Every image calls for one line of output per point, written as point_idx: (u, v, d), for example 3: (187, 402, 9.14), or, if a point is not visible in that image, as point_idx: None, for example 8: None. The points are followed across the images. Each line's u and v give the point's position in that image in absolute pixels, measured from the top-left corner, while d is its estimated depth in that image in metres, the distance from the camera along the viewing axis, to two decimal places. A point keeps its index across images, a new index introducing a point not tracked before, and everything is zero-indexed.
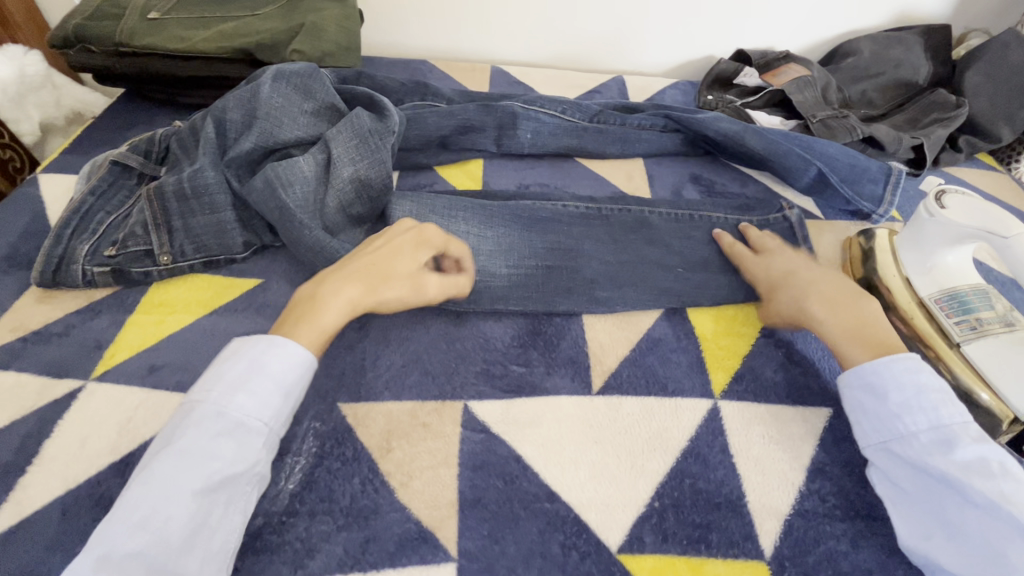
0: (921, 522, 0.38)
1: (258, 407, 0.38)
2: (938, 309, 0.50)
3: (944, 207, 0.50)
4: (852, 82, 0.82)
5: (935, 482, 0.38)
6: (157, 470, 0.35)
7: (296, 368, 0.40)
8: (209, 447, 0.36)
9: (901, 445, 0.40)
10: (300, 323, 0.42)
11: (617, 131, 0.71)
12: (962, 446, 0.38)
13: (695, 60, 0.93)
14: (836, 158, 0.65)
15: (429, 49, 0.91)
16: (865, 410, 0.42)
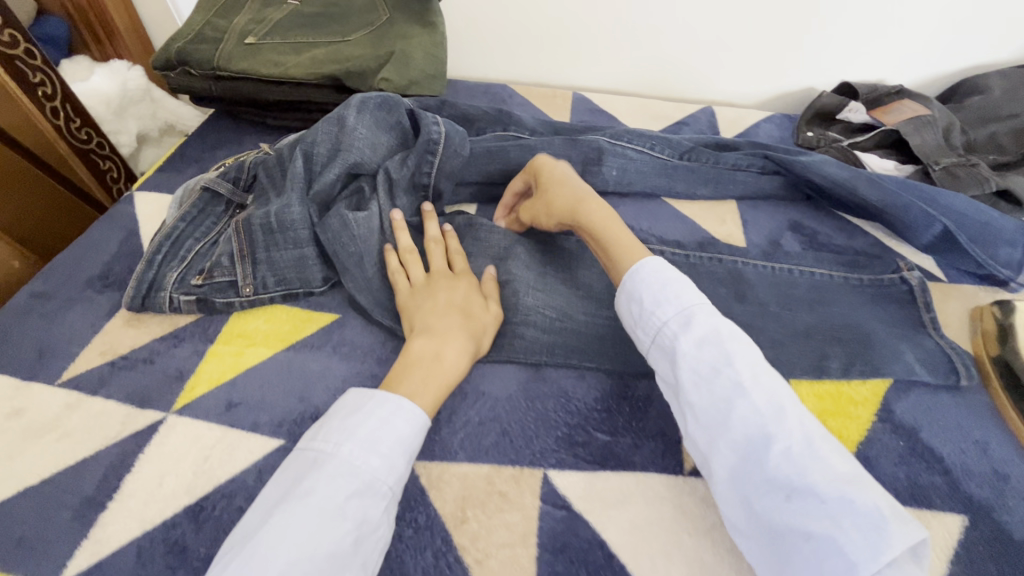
0: (705, 411, 0.38)
1: (387, 468, 0.38)
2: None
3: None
4: (978, 124, 0.74)
5: (707, 360, 0.40)
6: (285, 522, 0.34)
7: (416, 426, 0.40)
8: (338, 504, 0.35)
9: (662, 336, 0.42)
10: (426, 382, 0.42)
11: (710, 171, 0.66)
12: (706, 323, 0.41)
13: (792, 92, 0.87)
14: (964, 214, 0.58)
15: (510, 74, 0.89)
16: (633, 314, 0.45)
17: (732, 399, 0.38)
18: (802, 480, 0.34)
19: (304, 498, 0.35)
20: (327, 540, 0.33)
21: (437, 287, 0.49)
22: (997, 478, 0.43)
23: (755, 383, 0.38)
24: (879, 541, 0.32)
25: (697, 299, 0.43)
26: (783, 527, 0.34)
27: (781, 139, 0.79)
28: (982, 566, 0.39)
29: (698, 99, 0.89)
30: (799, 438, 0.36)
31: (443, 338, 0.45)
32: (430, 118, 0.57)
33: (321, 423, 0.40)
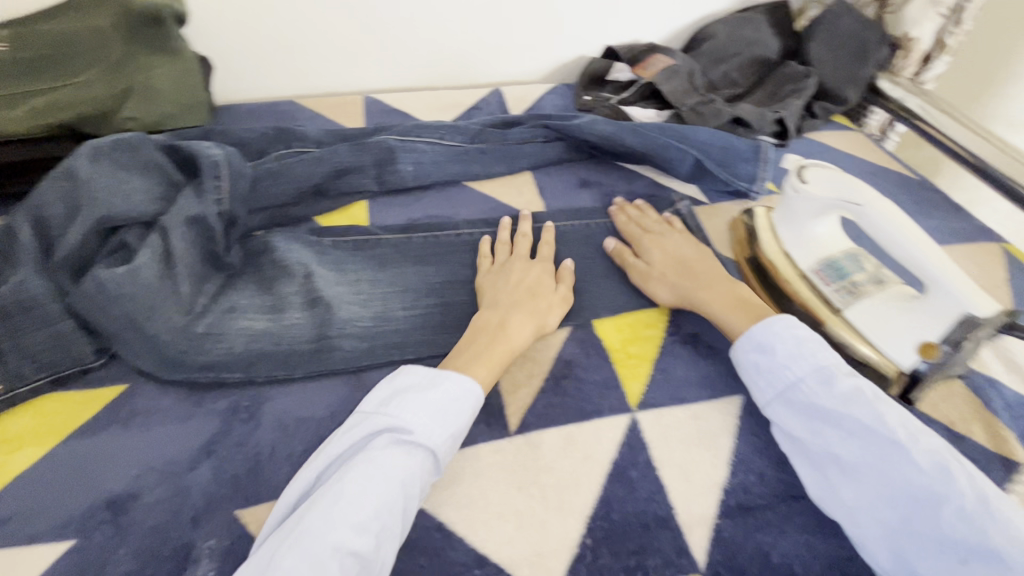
0: (856, 466, 0.38)
1: (434, 433, 0.40)
2: (818, 277, 0.53)
3: (806, 183, 0.52)
4: (715, 65, 0.85)
5: (865, 425, 0.39)
6: (346, 483, 0.36)
7: (468, 404, 0.42)
8: (390, 470, 0.37)
9: (796, 391, 0.42)
10: (490, 347, 0.46)
11: (499, 148, 0.70)
12: (846, 378, 0.41)
13: (568, 61, 0.94)
14: (709, 144, 0.68)
15: (296, 88, 0.86)
16: (757, 369, 0.44)
17: (892, 458, 0.37)
18: (919, 497, 0.36)
19: (366, 462, 0.38)
20: (383, 493, 0.36)
21: (511, 266, 0.54)
22: None
23: (919, 443, 0.37)
24: (994, 546, 0.33)
25: (804, 330, 0.44)
26: (907, 552, 0.35)
27: (564, 107, 0.85)
28: (762, 430, 0.45)
29: (488, 82, 0.93)
30: (948, 478, 0.35)
31: (502, 312, 0.49)
32: (201, 144, 0.54)
33: (386, 392, 0.43)
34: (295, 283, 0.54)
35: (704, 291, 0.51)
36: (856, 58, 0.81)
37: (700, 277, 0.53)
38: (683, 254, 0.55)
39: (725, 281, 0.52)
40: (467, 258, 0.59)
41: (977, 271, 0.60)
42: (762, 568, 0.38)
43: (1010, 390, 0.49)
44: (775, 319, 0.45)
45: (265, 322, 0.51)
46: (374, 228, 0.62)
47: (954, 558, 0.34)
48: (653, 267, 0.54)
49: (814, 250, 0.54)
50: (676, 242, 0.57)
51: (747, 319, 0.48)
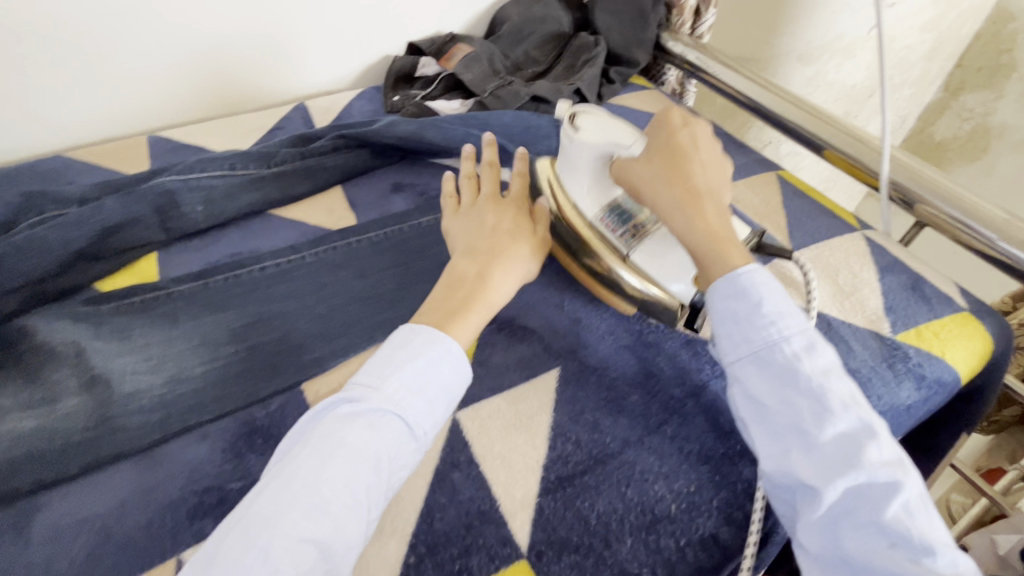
0: (819, 437, 0.37)
1: (424, 412, 0.41)
2: (603, 226, 0.51)
3: (578, 130, 0.49)
4: (514, 46, 0.87)
5: (838, 401, 0.38)
6: (310, 459, 0.37)
7: (458, 374, 0.42)
8: (358, 443, 0.38)
9: (773, 354, 0.40)
10: (468, 306, 0.45)
11: (298, 167, 0.66)
12: (827, 352, 0.40)
13: (373, 63, 0.91)
14: (512, 125, 0.71)
15: (62, 139, 0.75)
16: (739, 322, 0.41)
17: (854, 438, 0.37)
18: (872, 481, 0.35)
19: (329, 439, 0.38)
20: (349, 475, 0.36)
21: (483, 207, 0.53)
22: (574, 323, 0.52)
23: (881, 429, 0.38)
24: (927, 537, 0.34)
25: (788, 298, 0.42)
26: (842, 531, 0.35)
27: (373, 111, 0.83)
28: (578, 398, 0.47)
29: (293, 98, 0.88)
30: (899, 467, 0.36)
31: (488, 263, 0.48)
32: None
33: (376, 360, 0.42)
34: (63, 368, 0.47)
35: (701, 210, 0.44)
36: (637, 20, 0.86)
37: (700, 193, 0.45)
38: (690, 160, 0.46)
39: (720, 208, 0.45)
40: (272, 292, 0.55)
41: (759, 200, 0.66)
42: (582, 533, 0.39)
43: (787, 303, 0.54)
44: (753, 267, 0.43)
45: (32, 420, 0.44)
46: (163, 281, 0.57)
47: (886, 543, 0.34)
48: (648, 172, 0.46)
49: (596, 197, 0.52)
50: (703, 152, 0.48)
51: (734, 252, 0.43)
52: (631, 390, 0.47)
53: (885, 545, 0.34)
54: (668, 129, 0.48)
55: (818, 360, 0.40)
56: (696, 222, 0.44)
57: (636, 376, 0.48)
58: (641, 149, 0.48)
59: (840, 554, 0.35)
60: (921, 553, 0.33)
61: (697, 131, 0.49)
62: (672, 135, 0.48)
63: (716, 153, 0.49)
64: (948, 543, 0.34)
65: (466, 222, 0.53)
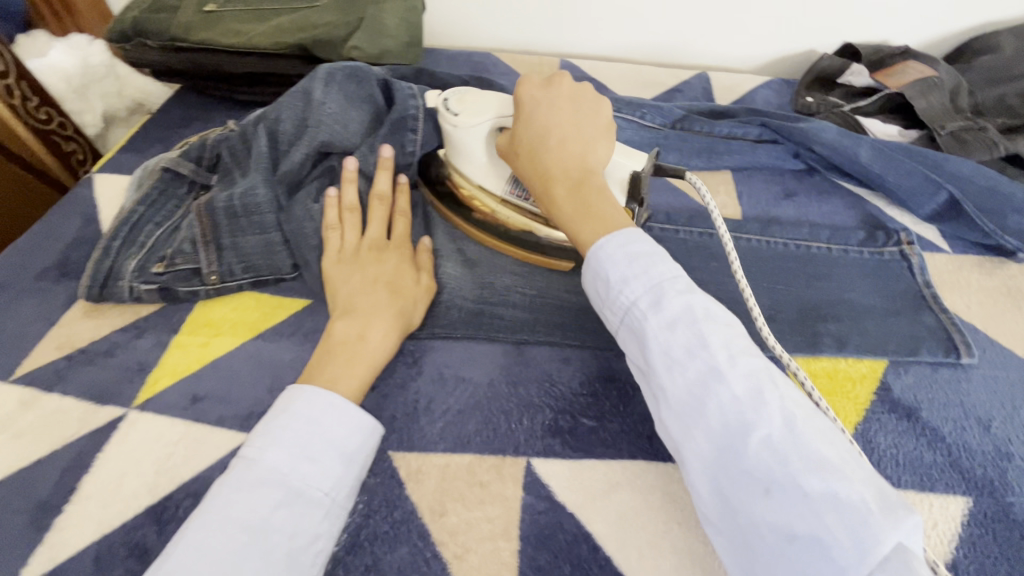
0: (677, 402, 0.32)
1: (320, 474, 0.35)
2: (514, 198, 0.49)
3: (457, 115, 0.47)
4: (987, 85, 0.69)
5: (686, 351, 0.33)
6: (188, 547, 0.31)
7: (363, 428, 0.37)
8: (239, 515, 0.32)
9: (631, 317, 0.36)
10: (352, 367, 0.40)
11: (703, 140, 0.62)
12: (677, 296, 0.34)
13: (793, 54, 0.81)
14: (970, 181, 0.55)
15: (496, 42, 0.84)
16: (600, 297, 0.38)
17: (708, 385, 0.32)
18: (728, 431, 0.31)
19: (221, 515, 0.32)
20: (232, 557, 0.30)
21: (362, 259, 0.46)
22: (999, 455, 0.41)
23: (735, 364, 0.32)
24: (796, 475, 0.29)
25: (646, 245, 0.37)
26: (723, 492, 0.31)
27: (778, 106, 0.75)
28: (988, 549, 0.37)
29: (693, 64, 0.84)
30: (754, 406, 0.31)
31: (364, 319, 0.42)
32: (408, 88, 0.53)
33: (260, 427, 0.36)
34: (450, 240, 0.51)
35: (547, 185, 0.41)
36: None
37: (578, 177, 0.41)
38: (544, 136, 0.41)
39: (587, 175, 0.41)
40: None
41: None
42: None
43: None
44: (619, 234, 0.37)
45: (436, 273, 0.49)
46: None
47: (762, 490, 0.29)
48: (513, 153, 0.44)
49: (497, 173, 0.49)
50: (548, 115, 0.42)
51: (594, 226, 0.39)
52: None
53: (761, 495, 0.29)
54: (521, 110, 0.43)
55: (672, 314, 0.34)
56: (577, 202, 0.40)
57: None
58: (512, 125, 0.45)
59: (729, 518, 0.30)
60: (778, 491, 0.29)
61: (557, 88, 0.43)
62: (527, 109, 0.42)
63: (589, 106, 0.43)
64: (841, 469, 0.29)
65: (353, 260, 0.46)
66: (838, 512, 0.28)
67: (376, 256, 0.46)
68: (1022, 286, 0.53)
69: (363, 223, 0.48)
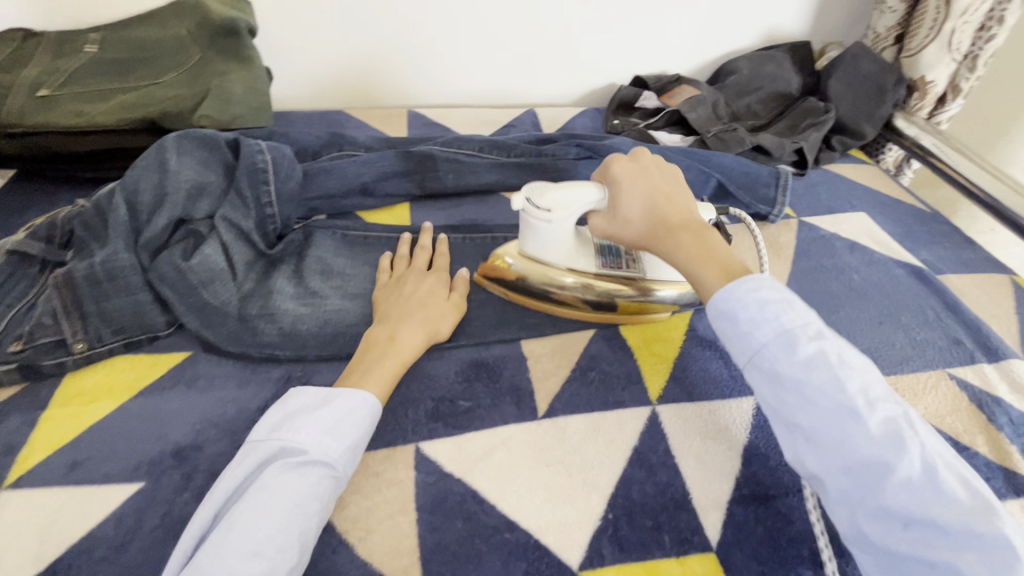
0: (814, 436, 0.37)
1: (340, 452, 0.41)
2: (607, 268, 0.55)
3: (549, 211, 0.51)
4: (737, 98, 0.90)
5: (822, 392, 0.37)
6: (247, 508, 0.37)
7: (366, 411, 0.43)
8: (283, 493, 0.37)
9: (761, 358, 0.39)
10: (382, 363, 0.47)
11: (535, 162, 0.74)
12: (810, 342, 0.39)
13: (599, 87, 0.99)
14: (731, 168, 0.72)
15: (345, 101, 0.93)
16: (728, 337, 0.42)
17: (847, 427, 0.36)
18: (867, 467, 0.35)
19: (264, 491, 0.38)
20: (281, 521, 0.36)
21: (407, 282, 0.55)
22: None
23: (873, 409, 0.37)
24: (935, 514, 0.33)
25: (770, 292, 0.41)
26: (859, 525, 0.36)
27: (594, 129, 0.90)
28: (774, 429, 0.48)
29: (522, 103, 0.99)
30: (898, 446, 0.35)
31: (397, 325, 0.50)
32: (254, 144, 0.59)
33: (280, 416, 0.43)
34: (323, 279, 0.59)
35: (670, 241, 0.47)
36: (874, 96, 0.85)
37: (690, 227, 0.47)
38: (653, 199, 0.49)
39: (693, 228, 0.47)
40: None
41: (986, 301, 0.64)
42: (771, 550, 0.40)
43: (1011, 405, 0.52)
44: (737, 284, 0.41)
45: (338, 305, 0.56)
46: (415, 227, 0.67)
47: (899, 523, 0.34)
48: (631, 230, 0.50)
49: (586, 252, 0.55)
50: (660, 187, 0.50)
51: (721, 272, 0.43)
52: None
53: (899, 528, 0.34)
54: (613, 183, 0.50)
55: (811, 360, 0.38)
56: (698, 248, 0.45)
57: None
58: (613, 203, 0.50)
59: (869, 543, 0.36)
60: (928, 527, 0.34)
61: (640, 160, 0.52)
62: (624, 186, 0.50)
63: (671, 173, 0.51)
64: (974, 506, 0.34)
65: (383, 290, 0.55)
66: (975, 551, 0.32)
67: (413, 279, 0.55)
68: (780, 239, 0.70)
69: (399, 262, 0.59)
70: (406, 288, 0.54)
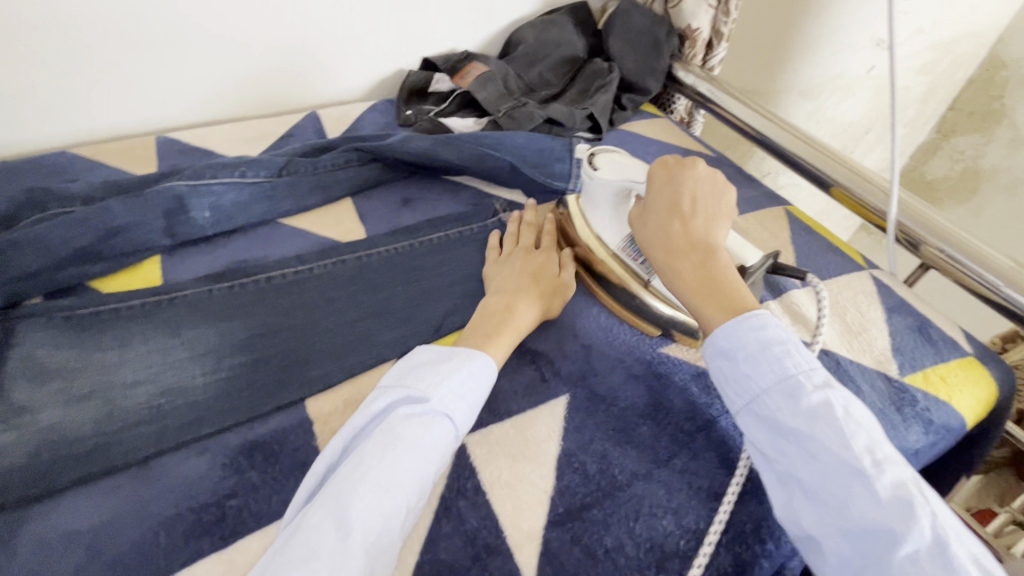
0: (810, 486, 0.36)
1: (464, 408, 0.42)
2: (625, 254, 0.55)
3: (598, 169, 0.54)
4: (528, 67, 0.87)
5: (826, 445, 0.36)
6: (365, 458, 0.38)
7: (483, 372, 0.44)
8: (415, 438, 0.39)
9: (759, 404, 0.40)
10: (501, 330, 0.48)
11: (310, 179, 0.65)
12: (815, 390, 0.38)
13: (389, 76, 0.91)
14: (524, 147, 0.69)
15: (69, 137, 0.74)
16: (724, 376, 0.42)
17: (846, 482, 0.35)
18: (869, 532, 0.33)
19: (391, 437, 0.39)
20: (395, 473, 0.37)
21: (515, 257, 0.57)
22: (585, 350, 0.53)
23: (879, 470, 0.35)
24: None
25: (773, 333, 0.40)
26: None
27: (387, 124, 0.83)
28: (587, 426, 0.46)
29: (306, 106, 0.87)
30: (905, 515, 0.33)
31: (513, 297, 0.51)
32: None
33: (404, 371, 0.44)
34: (34, 386, 0.46)
35: (678, 265, 0.45)
36: (652, 49, 0.86)
37: (705, 252, 0.45)
38: (660, 216, 0.47)
39: (714, 253, 0.45)
40: (282, 303, 0.55)
41: (769, 235, 0.67)
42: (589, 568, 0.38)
43: (796, 336, 0.55)
44: (742, 320, 0.41)
45: (58, 416, 0.44)
46: (167, 285, 0.56)
47: None
48: (647, 232, 0.48)
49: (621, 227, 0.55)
50: (693, 202, 0.47)
51: (724, 305, 0.42)
52: (642, 420, 0.47)
53: None
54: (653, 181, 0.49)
55: (811, 409, 0.37)
56: (705, 276, 0.44)
57: (644, 406, 0.48)
58: (642, 203, 0.50)
59: None
60: None
61: (690, 168, 0.48)
62: (656, 185, 0.48)
63: (718, 188, 0.48)
64: None
65: (518, 257, 0.56)
66: None
67: (517, 258, 0.57)
68: None
69: (517, 238, 0.61)
70: (506, 273, 0.55)
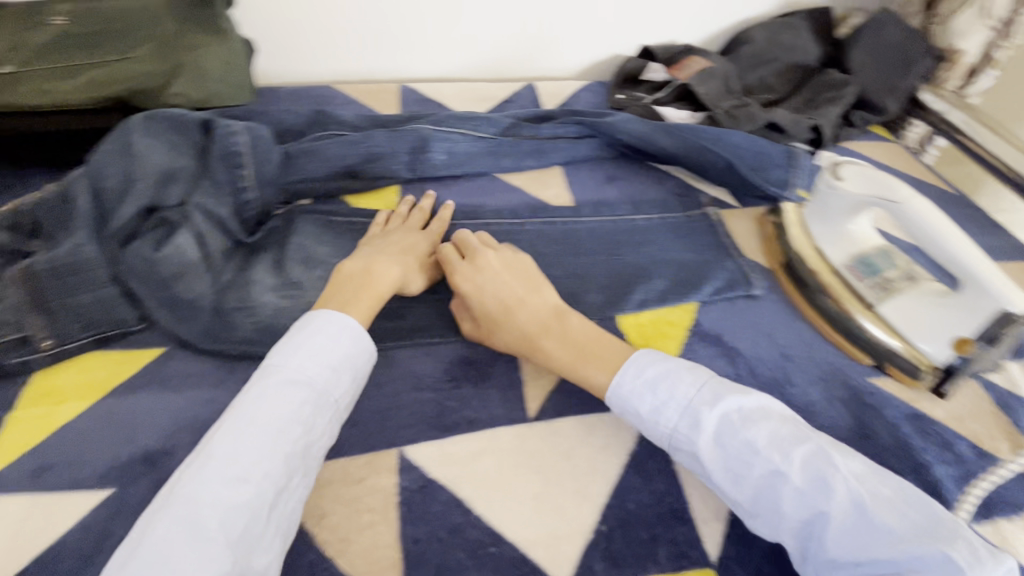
0: (775, 501, 0.37)
1: (310, 377, 0.40)
2: (851, 272, 0.53)
3: (840, 180, 0.52)
4: (751, 69, 0.84)
5: (764, 465, 0.37)
6: (221, 435, 0.36)
7: (352, 339, 0.43)
8: (260, 414, 0.37)
9: (677, 439, 0.40)
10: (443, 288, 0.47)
11: (531, 143, 0.70)
12: (706, 422, 0.39)
13: (605, 59, 0.93)
14: (743, 148, 0.66)
15: (334, 74, 0.87)
16: (637, 424, 0.42)
17: (813, 493, 0.36)
18: (845, 534, 0.34)
19: (248, 410, 0.37)
20: (259, 442, 0.36)
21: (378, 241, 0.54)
22: (784, 359, 0.51)
23: (843, 478, 0.36)
24: None
25: (661, 370, 0.42)
26: None
27: (597, 105, 0.85)
28: None
29: (523, 77, 0.93)
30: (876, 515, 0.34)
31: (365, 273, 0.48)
32: (228, 126, 0.55)
33: (292, 338, 0.42)
34: (305, 268, 0.55)
35: (546, 346, 0.46)
36: (899, 67, 0.79)
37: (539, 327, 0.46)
38: (508, 300, 0.47)
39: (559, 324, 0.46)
40: (497, 248, 0.60)
41: None
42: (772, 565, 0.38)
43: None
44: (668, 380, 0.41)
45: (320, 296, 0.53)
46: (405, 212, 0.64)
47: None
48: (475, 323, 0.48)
49: (845, 245, 0.54)
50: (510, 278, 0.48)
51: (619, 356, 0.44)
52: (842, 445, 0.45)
53: None
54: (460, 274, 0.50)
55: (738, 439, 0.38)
56: (572, 349, 0.45)
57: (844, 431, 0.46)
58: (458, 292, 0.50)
59: None
60: None
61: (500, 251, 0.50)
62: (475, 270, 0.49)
63: (524, 270, 0.50)
64: None
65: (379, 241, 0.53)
66: None
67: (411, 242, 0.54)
68: None
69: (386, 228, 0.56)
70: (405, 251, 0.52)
